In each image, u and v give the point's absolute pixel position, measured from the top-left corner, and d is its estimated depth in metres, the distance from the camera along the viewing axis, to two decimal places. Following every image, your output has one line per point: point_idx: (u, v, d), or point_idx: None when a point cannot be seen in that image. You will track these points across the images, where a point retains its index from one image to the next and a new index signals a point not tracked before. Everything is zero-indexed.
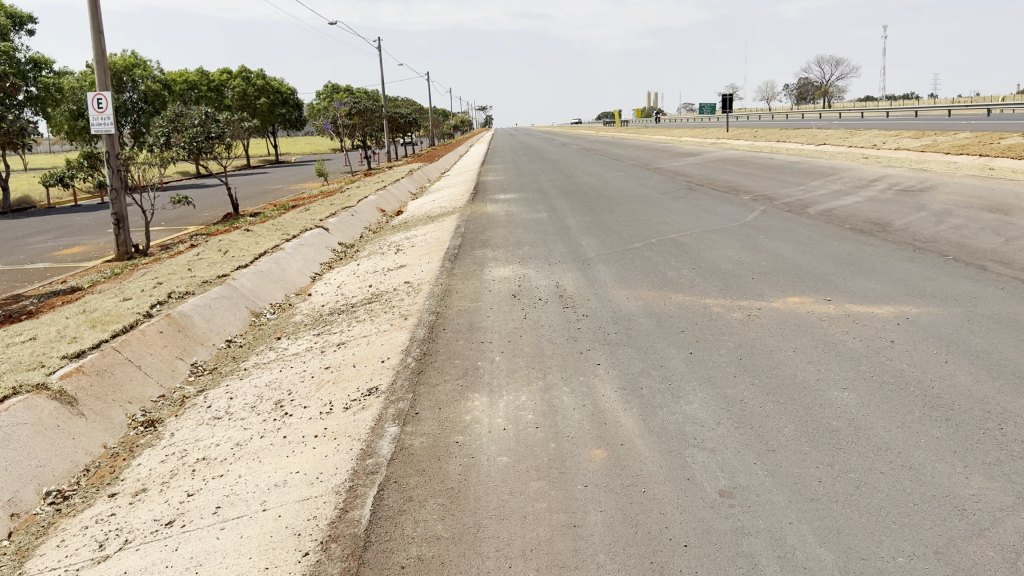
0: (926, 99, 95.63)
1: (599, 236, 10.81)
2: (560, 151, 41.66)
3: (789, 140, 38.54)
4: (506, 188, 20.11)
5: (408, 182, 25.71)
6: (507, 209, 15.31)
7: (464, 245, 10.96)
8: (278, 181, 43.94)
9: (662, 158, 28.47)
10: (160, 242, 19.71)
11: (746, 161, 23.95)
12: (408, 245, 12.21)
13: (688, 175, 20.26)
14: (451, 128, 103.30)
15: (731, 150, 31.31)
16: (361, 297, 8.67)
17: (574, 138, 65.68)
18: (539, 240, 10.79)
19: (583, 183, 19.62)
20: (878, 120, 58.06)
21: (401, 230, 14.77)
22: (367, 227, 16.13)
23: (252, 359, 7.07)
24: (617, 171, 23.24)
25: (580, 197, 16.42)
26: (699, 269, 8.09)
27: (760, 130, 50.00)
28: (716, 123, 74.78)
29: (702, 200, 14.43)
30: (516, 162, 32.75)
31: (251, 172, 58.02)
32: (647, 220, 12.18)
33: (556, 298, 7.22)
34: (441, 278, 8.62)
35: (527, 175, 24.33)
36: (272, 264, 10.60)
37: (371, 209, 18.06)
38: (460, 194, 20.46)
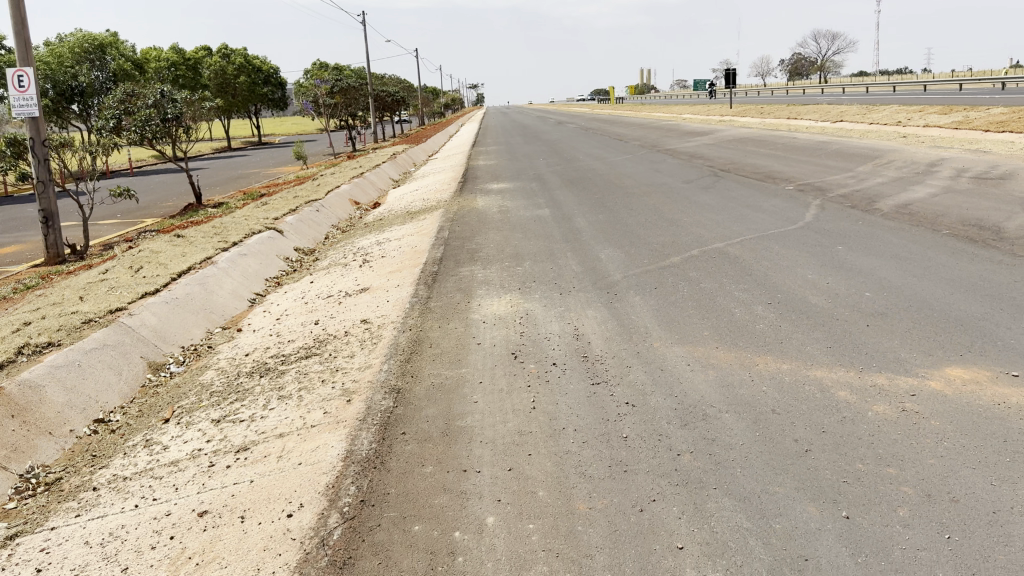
0: (928, 74, 93.11)
1: (621, 243, 8.42)
2: (556, 131, 38.94)
3: (802, 116, 36.06)
4: (499, 175, 17.59)
5: (391, 168, 23.12)
6: (501, 203, 12.86)
7: (448, 256, 8.54)
8: (256, 166, 41.15)
9: (670, 138, 25.99)
10: (102, 242, 17.19)
11: (766, 142, 21.44)
12: (377, 255, 9.70)
13: (707, 159, 17.80)
14: (441, 107, 99.98)
15: (744, 129, 28.73)
16: (298, 346, 6.18)
17: (569, 117, 62.82)
18: (545, 250, 8.40)
19: (586, 170, 17.13)
20: (886, 95, 55.54)
21: (374, 231, 12.24)
22: (336, 226, 13.60)
23: (112, 467, 4.61)
24: (623, 154, 20.71)
25: (587, 187, 13.95)
26: (778, 305, 5.67)
27: (767, 106, 47.33)
28: (717, 100, 72.18)
29: (736, 191, 12.00)
30: (510, 144, 30.13)
31: (229, 156, 55.09)
32: (679, 218, 9.78)
33: (578, 362, 4.79)
34: (410, 316, 6.16)
35: (521, 159, 21.79)
36: (196, 287, 8.12)
37: (342, 202, 15.49)
38: (447, 183, 17.89)
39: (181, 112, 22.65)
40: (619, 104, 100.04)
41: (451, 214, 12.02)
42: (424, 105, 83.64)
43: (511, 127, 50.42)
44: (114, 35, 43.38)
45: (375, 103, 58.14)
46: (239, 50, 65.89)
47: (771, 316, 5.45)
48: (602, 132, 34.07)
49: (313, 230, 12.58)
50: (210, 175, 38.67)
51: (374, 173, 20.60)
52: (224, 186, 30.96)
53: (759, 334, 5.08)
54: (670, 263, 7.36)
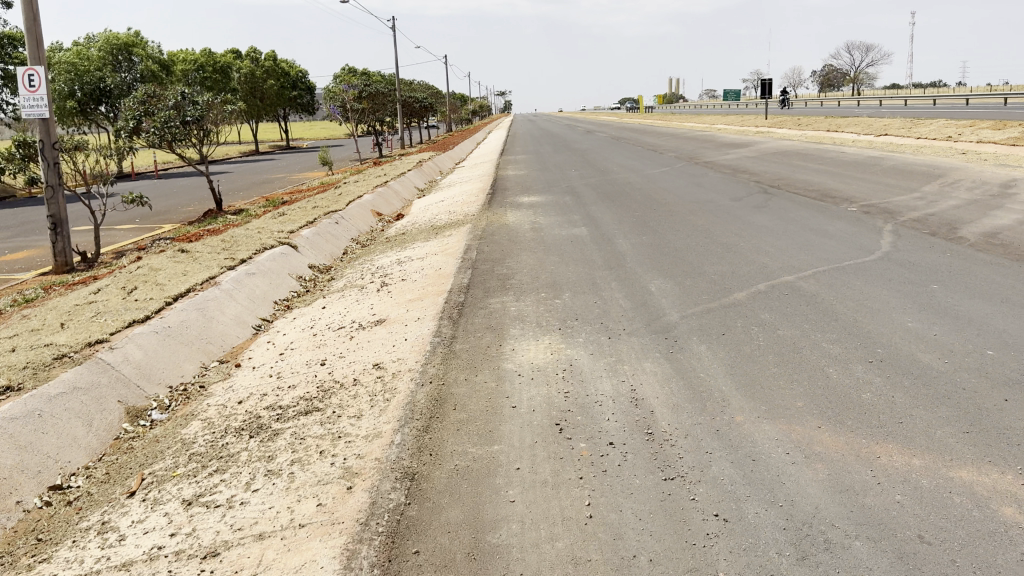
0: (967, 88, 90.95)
1: (673, 273, 7.40)
2: (587, 140, 37.97)
3: (844, 129, 34.78)
4: (530, 188, 16.63)
5: (417, 176, 22.24)
6: (533, 219, 11.90)
7: (476, 283, 7.57)
8: (281, 171, 40.61)
9: (708, 150, 24.90)
10: (114, 250, 16.46)
11: (812, 156, 20.26)
12: (398, 277, 8.74)
13: (752, 173, 16.71)
14: (469, 113, 99.46)
15: (785, 141, 27.51)
16: (298, 395, 5.22)
17: (600, 125, 61.81)
18: (586, 280, 7.40)
19: (622, 183, 16.10)
20: (928, 108, 53.94)
21: (396, 247, 11.29)
22: (356, 239, 12.69)
23: (51, 563, 3.66)
24: (660, 166, 19.64)
25: (625, 203, 12.93)
26: (881, 366, 4.63)
27: (804, 118, 45.97)
28: (749, 111, 70.88)
29: (793, 211, 10.93)
30: (540, 152, 29.17)
31: (257, 159, 54.78)
32: (734, 243, 8.73)
33: (642, 441, 3.77)
34: (431, 363, 5.18)
35: (552, 170, 20.81)
36: (192, 313, 7.22)
37: (364, 213, 14.59)
38: (475, 193, 16.94)
39: (202, 115, 22.00)
40: (649, 113, 98.91)
41: (480, 230, 11.06)
42: (452, 112, 83.15)
43: (540, 135, 49.49)
44: (143, 36, 43.16)
45: (403, 108, 57.53)
46: (269, 53, 65.76)
47: (876, 381, 4.40)
48: (635, 142, 33.00)
49: (331, 245, 11.67)
50: (235, 178, 38.16)
51: (399, 181, 19.71)
52: (247, 191, 30.33)
53: (868, 410, 4.04)
54: (734, 300, 6.32)
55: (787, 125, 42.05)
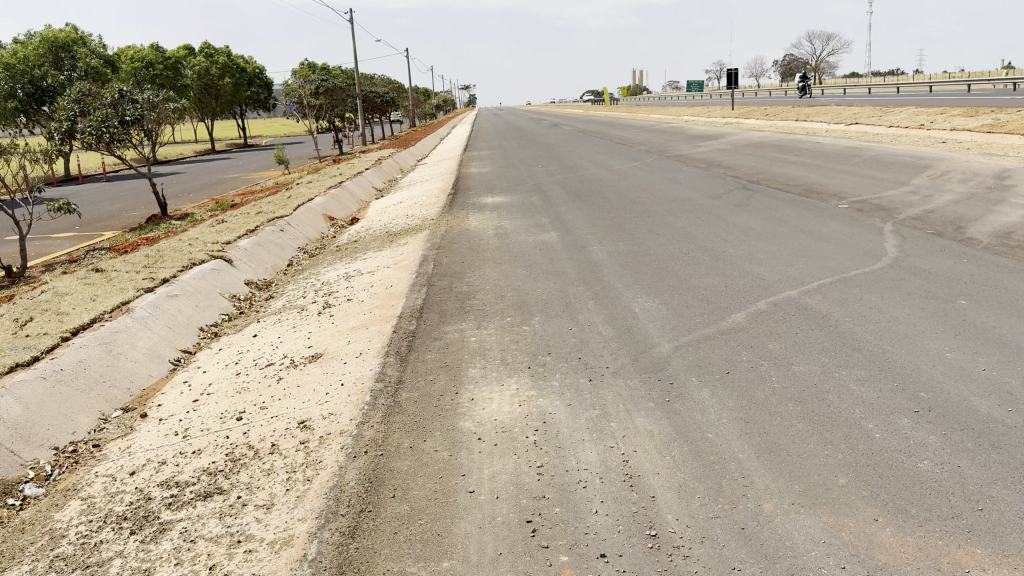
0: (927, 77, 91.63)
1: (657, 288, 6.42)
2: (553, 134, 37.00)
3: (813, 119, 34.19)
4: (493, 186, 15.59)
5: (374, 175, 21.08)
6: (497, 222, 10.89)
7: (431, 304, 6.54)
8: (236, 170, 39.07)
9: (679, 143, 24.06)
10: (44, 263, 15.15)
11: (787, 148, 19.47)
12: (343, 296, 7.67)
13: (728, 167, 15.85)
14: (432, 107, 97.84)
15: (755, 131, 26.76)
16: (201, 467, 4.16)
17: (564, 118, 60.86)
18: (558, 299, 6.40)
19: (591, 180, 15.13)
20: (893, 96, 53.81)
21: (346, 257, 10.20)
22: (302, 248, 11.58)
23: None
24: (630, 161, 18.71)
25: (596, 202, 11.96)
26: (932, 417, 3.69)
27: (770, 108, 45.43)
28: (715, 102, 70.47)
29: (779, 209, 10.04)
30: (504, 147, 28.11)
31: (213, 158, 53.06)
32: (721, 250, 7.79)
33: (643, 550, 2.78)
34: (369, 420, 4.12)
35: (517, 166, 19.79)
36: (94, 351, 6.11)
37: (314, 218, 13.47)
38: (436, 193, 15.87)
39: (143, 114, 20.63)
40: (615, 105, 98.19)
41: (439, 237, 10.02)
42: (415, 107, 81.74)
43: (505, 129, 48.40)
44: (87, 33, 41.30)
45: (363, 104, 56.06)
46: (223, 50, 63.75)
47: (932, 441, 3.45)
48: (602, 135, 32.09)
49: (274, 256, 10.56)
50: (187, 180, 36.59)
51: (355, 181, 18.57)
52: (198, 193, 28.89)
53: (935, 488, 3.07)
54: (734, 324, 5.36)
55: (754, 115, 41.44)
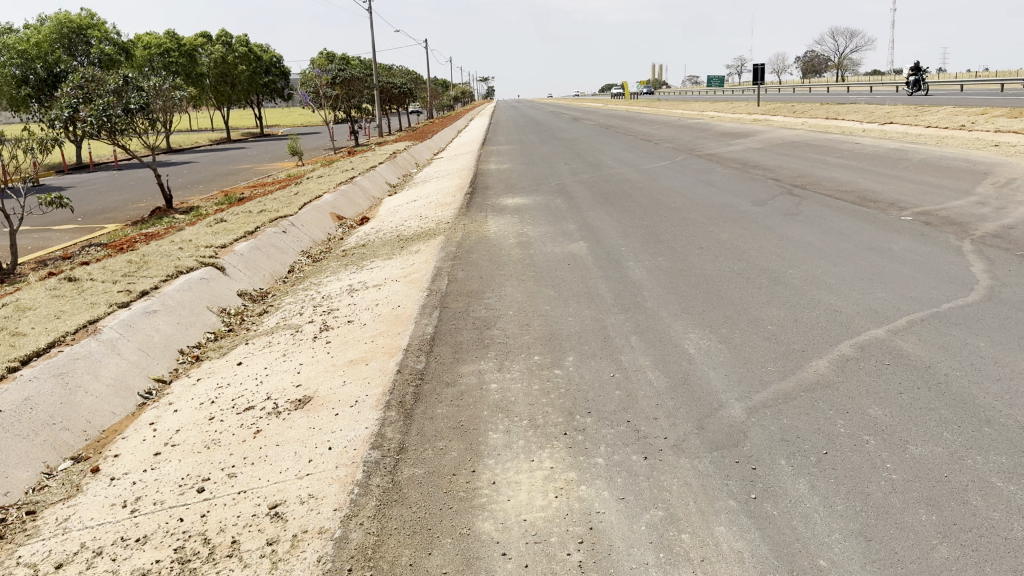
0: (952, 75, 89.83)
1: (712, 320, 5.43)
2: (574, 129, 35.95)
3: (844, 117, 32.98)
4: (514, 185, 14.59)
5: (388, 170, 20.13)
6: (520, 228, 9.92)
7: (444, 333, 5.58)
8: (250, 161, 38.29)
9: (708, 140, 22.96)
10: (36, 258, 14.30)
11: (825, 148, 18.33)
12: (343, 315, 6.72)
13: (766, 169, 14.78)
14: (450, 99, 96.72)
15: (787, 130, 25.57)
16: (140, 566, 3.21)
17: (584, 112, 59.66)
18: (594, 330, 5.42)
19: (619, 181, 14.11)
20: (923, 94, 52.35)
21: (351, 264, 9.26)
22: (304, 251, 10.64)
23: None
24: (658, 160, 17.64)
25: (626, 207, 10.95)
26: None
27: (798, 104, 44.07)
28: (736, 100, 69.18)
29: (835, 220, 9.00)
30: (524, 142, 27.10)
31: (228, 148, 52.36)
32: (779, 270, 6.77)
33: None
34: (357, 513, 3.16)
35: (538, 163, 18.77)
36: (46, 386, 5.18)
37: (320, 217, 12.53)
38: (452, 191, 14.89)
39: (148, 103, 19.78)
40: (635, 99, 96.66)
41: (455, 244, 9.05)
42: (433, 98, 80.91)
43: (524, 123, 47.31)
44: (102, 18, 40.54)
45: (380, 94, 55.11)
46: (240, 38, 62.98)
47: None
48: (625, 131, 30.95)
49: (272, 261, 9.63)
50: (198, 170, 35.79)
51: (367, 176, 17.64)
52: (208, 185, 28.07)
53: None
54: (816, 376, 4.36)
55: (781, 112, 40.12)
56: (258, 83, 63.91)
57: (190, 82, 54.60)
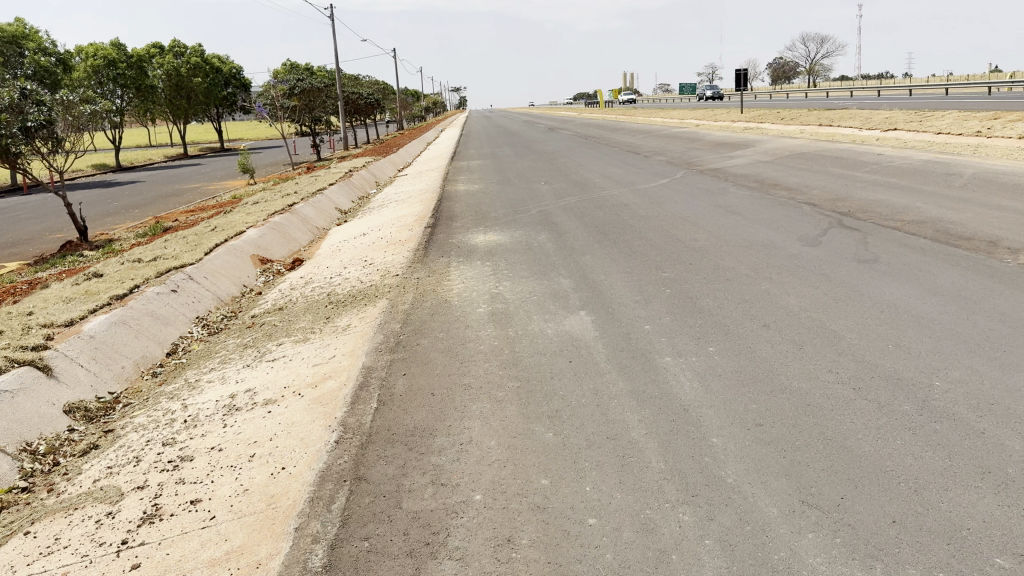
0: (924, 79, 88.97)
1: (879, 543, 2.75)
2: (551, 139, 33.36)
3: (839, 123, 30.71)
4: (484, 213, 11.88)
5: (340, 192, 17.36)
6: (493, 283, 7.22)
7: (349, 565, 2.84)
8: (200, 180, 35.21)
9: (703, 152, 20.46)
10: None
11: (844, 161, 15.87)
12: (191, 482, 3.96)
13: (789, 188, 12.23)
14: (420, 109, 94.16)
15: (787, 138, 23.16)
16: None
17: (559, 121, 57.20)
18: (644, 563, 2.72)
19: (614, 207, 11.49)
20: (907, 98, 50.57)
21: (249, 347, 6.48)
22: (198, 320, 7.85)
23: None
24: (655, 177, 15.04)
25: (634, 248, 8.29)
26: None
27: (785, 111, 41.93)
28: (712, 106, 67.17)
29: (936, 271, 6.40)
30: (497, 156, 24.45)
31: (182, 165, 49.11)
32: (919, 382, 4.15)
33: None
34: None
35: (514, 182, 16.13)
36: None
37: (236, 264, 9.73)
38: (409, 221, 12.16)
39: (52, 118, 16.84)
40: (610, 108, 94.61)
41: (400, 314, 6.32)
42: (402, 109, 78.17)
43: (496, 134, 44.69)
44: (36, 27, 37.13)
45: (344, 106, 52.26)
46: (195, 48, 59.91)
47: None
48: (607, 141, 28.42)
49: (142, 343, 6.84)
50: (141, 190, 32.71)
51: (311, 201, 14.86)
52: (144, 210, 25.10)
53: None
54: None
55: (769, 119, 37.86)
56: (215, 95, 60.78)
57: (141, 95, 51.43)
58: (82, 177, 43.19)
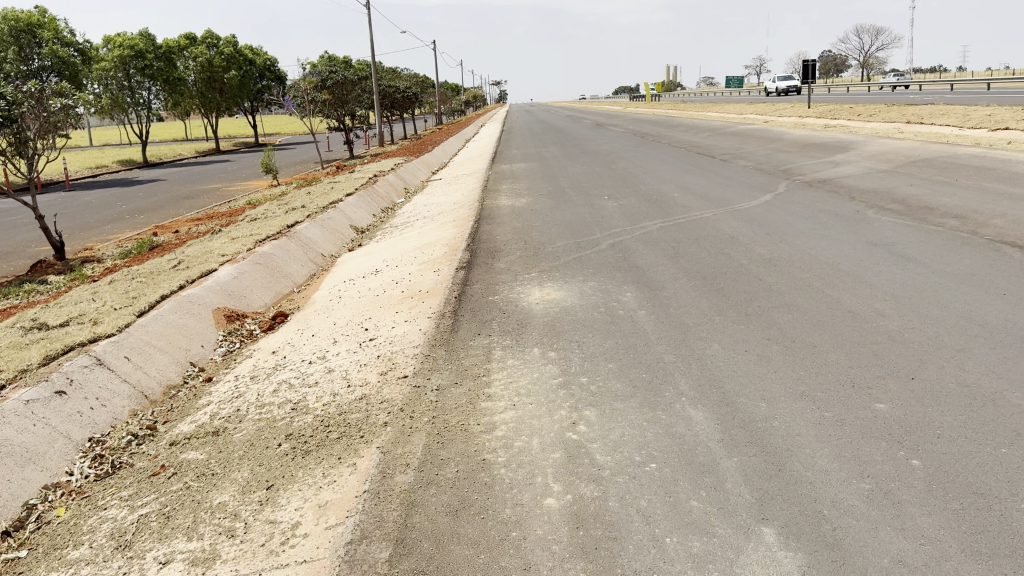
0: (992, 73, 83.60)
1: None
2: (603, 137, 30.13)
3: (934, 120, 26.96)
4: (538, 245, 8.84)
5: (358, 202, 14.43)
6: (568, 407, 4.15)
7: None
8: (222, 180, 32.65)
9: (796, 156, 17.12)
10: None
11: (993, 171, 12.46)
12: None
13: (956, 215, 8.97)
14: (460, 103, 91.28)
15: (889, 140, 19.66)
16: None
17: (608, 116, 53.78)
18: None
19: (717, 241, 8.37)
20: (989, 92, 46.23)
21: (118, 554, 3.49)
22: (88, 445, 4.92)
23: None
24: (752, 192, 11.84)
25: (788, 330, 5.18)
26: None
27: (860, 107, 38.05)
28: (766, 99, 63.05)
29: None
30: (546, 159, 21.34)
31: (210, 161, 46.72)
32: None
33: None
34: None
35: (571, 195, 13.04)
36: None
37: (183, 330, 6.81)
38: (437, 253, 9.15)
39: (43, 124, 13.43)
40: (658, 104, 90.72)
41: (397, 498, 3.30)
42: (442, 103, 75.40)
43: (540, 130, 41.53)
44: (53, 15, 34.68)
45: (380, 100, 49.53)
46: (229, 38, 57.50)
47: None
48: (668, 141, 25.13)
49: None
50: (157, 191, 30.25)
51: (318, 219, 11.94)
52: (150, 216, 22.50)
53: None
54: None
55: (844, 116, 34.14)
56: (248, 87, 58.49)
57: (171, 87, 49.22)
58: (105, 174, 41.07)
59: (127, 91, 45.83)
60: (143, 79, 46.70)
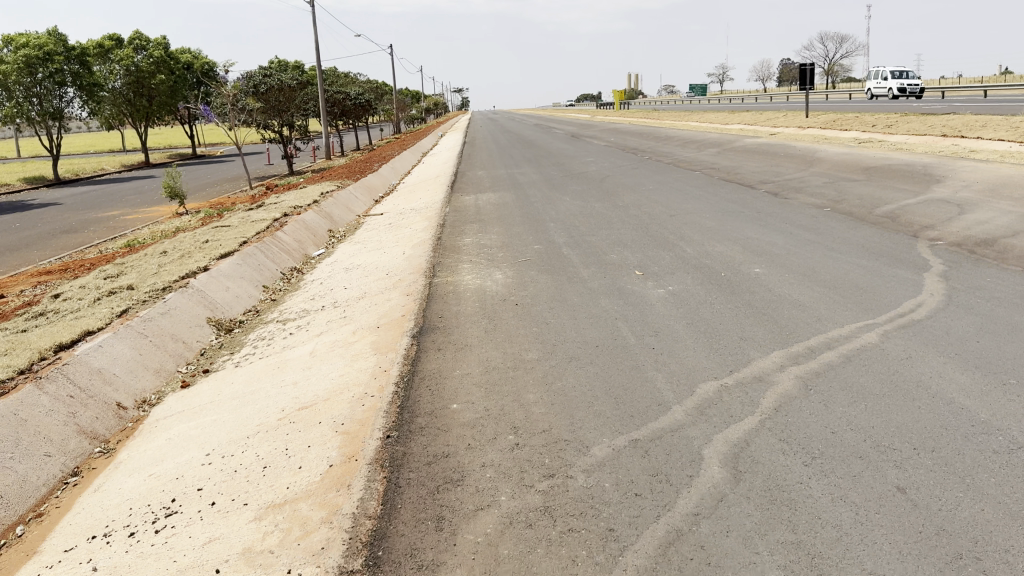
0: (962, 81, 81.17)
1: None
2: (587, 152, 25.22)
3: (982, 134, 22.49)
4: (546, 446, 3.79)
5: (235, 266, 9.20)
6: None
7: None
8: (129, 205, 27.08)
9: (874, 188, 12.31)
10: None
11: None
12: None
13: None
14: (422, 111, 86.21)
15: (974, 162, 14.94)
16: None
17: (580, 126, 48.97)
18: None
19: (1000, 469, 3.35)
20: (991, 98, 42.56)
21: None
22: None
23: None
24: (893, 271, 6.91)
25: None
26: None
27: (868, 116, 33.78)
28: (746, 107, 58.90)
29: None
30: (523, 186, 16.28)
31: (133, 177, 40.87)
32: None
33: None
34: None
35: (577, 265, 8.00)
36: None
37: None
38: (310, 461, 4.00)
39: None
40: (624, 112, 86.66)
41: None
42: (401, 110, 70.11)
43: (509, 142, 36.45)
44: None
45: (328, 108, 44.06)
46: (159, 39, 51.41)
47: None
48: (672, 158, 20.27)
49: None
50: (39, 220, 24.61)
51: (134, 323, 6.74)
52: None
53: None
54: None
55: (855, 127, 29.64)
56: (182, 94, 52.43)
57: (87, 93, 42.96)
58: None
59: (34, 98, 39.54)
60: (53, 85, 40.43)
